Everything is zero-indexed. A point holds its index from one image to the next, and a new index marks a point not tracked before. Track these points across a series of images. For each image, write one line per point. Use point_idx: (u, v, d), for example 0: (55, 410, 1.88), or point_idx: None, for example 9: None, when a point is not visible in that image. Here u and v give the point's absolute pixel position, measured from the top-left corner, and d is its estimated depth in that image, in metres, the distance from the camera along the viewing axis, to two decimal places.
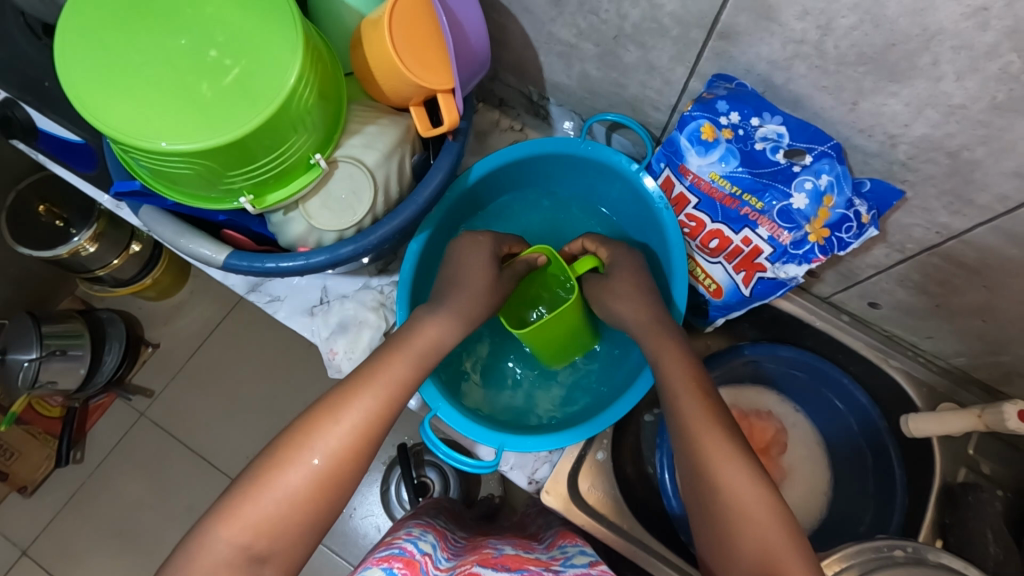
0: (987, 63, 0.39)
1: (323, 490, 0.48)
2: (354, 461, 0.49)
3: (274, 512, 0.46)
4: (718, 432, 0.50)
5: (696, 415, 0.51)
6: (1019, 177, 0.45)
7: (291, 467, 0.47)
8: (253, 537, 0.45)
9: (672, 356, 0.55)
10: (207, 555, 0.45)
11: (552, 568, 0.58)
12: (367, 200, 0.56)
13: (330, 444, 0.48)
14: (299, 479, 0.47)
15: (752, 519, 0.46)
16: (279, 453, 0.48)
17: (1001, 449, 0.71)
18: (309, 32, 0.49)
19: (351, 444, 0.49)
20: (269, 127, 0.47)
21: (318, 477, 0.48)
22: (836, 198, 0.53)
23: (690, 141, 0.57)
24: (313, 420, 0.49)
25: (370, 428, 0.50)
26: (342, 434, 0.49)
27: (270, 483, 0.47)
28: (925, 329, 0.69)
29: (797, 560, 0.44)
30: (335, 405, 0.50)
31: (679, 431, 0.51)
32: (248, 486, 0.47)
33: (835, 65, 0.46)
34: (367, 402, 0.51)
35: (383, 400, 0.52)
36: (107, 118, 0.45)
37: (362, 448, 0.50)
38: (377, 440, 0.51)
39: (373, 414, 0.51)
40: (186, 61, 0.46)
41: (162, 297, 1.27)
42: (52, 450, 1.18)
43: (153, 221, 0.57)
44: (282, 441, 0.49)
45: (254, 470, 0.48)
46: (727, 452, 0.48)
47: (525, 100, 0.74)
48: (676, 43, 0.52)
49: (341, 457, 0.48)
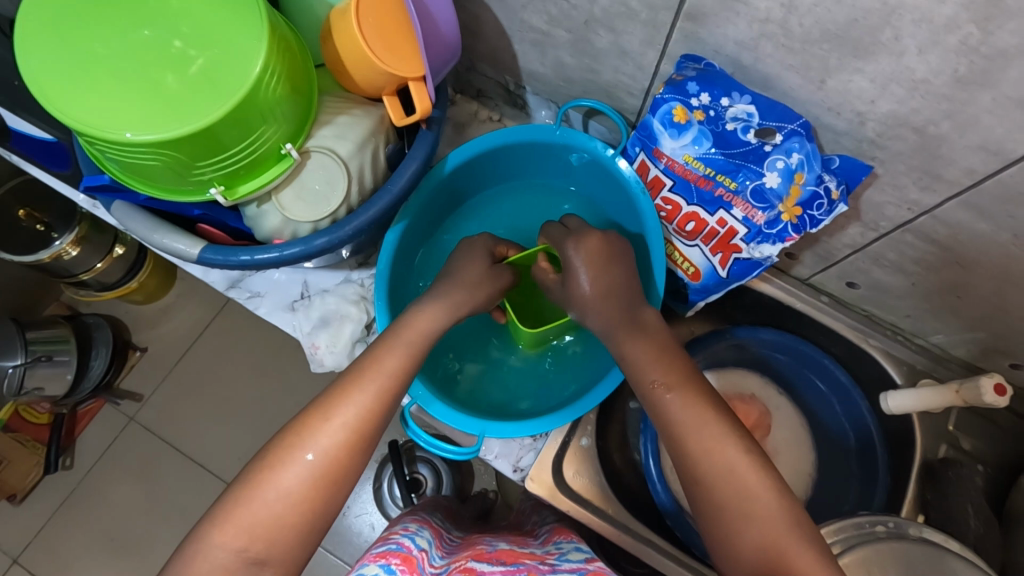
0: (947, 36, 0.39)
1: (321, 489, 0.46)
2: (350, 456, 0.47)
3: (272, 514, 0.44)
4: (713, 428, 0.49)
5: (689, 415, 0.49)
6: (985, 151, 0.46)
7: (286, 466, 0.46)
8: (250, 542, 0.44)
9: (655, 356, 0.54)
10: (204, 561, 0.43)
11: (547, 561, 0.59)
12: (340, 190, 0.56)
13: (325, 441, 0.46)
14: (294, 479, 0.45)
15: (756, 514, 0.46)
16: (274, 454, 0.46)
17: (979, 424, 0.72)
18: (275, 21, 0.49)
19: (345, 440, 0.47)
20: (238, 117, 0.47)
21: (315, 476, 0.46)
22: (806, 176, 0.53)
23: (663, 124, 0.58)
24: (306, 418, 0.48)
25: (363, 424, 0.48)
26: (336, 431, 0.47)
27: (266, 484, 0.45)
28: (902, 308, 0.70)
29: (799, 545, 0.44)
30: (327, 402, 0.49)
31: (670, 438, 0.50)
32: (243, 490, 0.45)
33: (800, 43, 0.46)
34: (361, 397, 0.49)
35: (375, 395, 0.50)
36: (70, 110, 0.44)
37: (358, 443, 0.48)
38: (373, 435, 0.49)
39: (366, 409, 0.49)
40: (148, 52, 0.46)
41: (148, 301, 1.27)
42: (40, 457, 1.17)
43: (126, 217, 0.57)
44: (276, 442, 0.47)
45: (250, 472, 0.46)
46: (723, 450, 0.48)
47: (502, 91, 0.74)
48: (645, 27, 0.52)
49: (338, 454, 0.47)
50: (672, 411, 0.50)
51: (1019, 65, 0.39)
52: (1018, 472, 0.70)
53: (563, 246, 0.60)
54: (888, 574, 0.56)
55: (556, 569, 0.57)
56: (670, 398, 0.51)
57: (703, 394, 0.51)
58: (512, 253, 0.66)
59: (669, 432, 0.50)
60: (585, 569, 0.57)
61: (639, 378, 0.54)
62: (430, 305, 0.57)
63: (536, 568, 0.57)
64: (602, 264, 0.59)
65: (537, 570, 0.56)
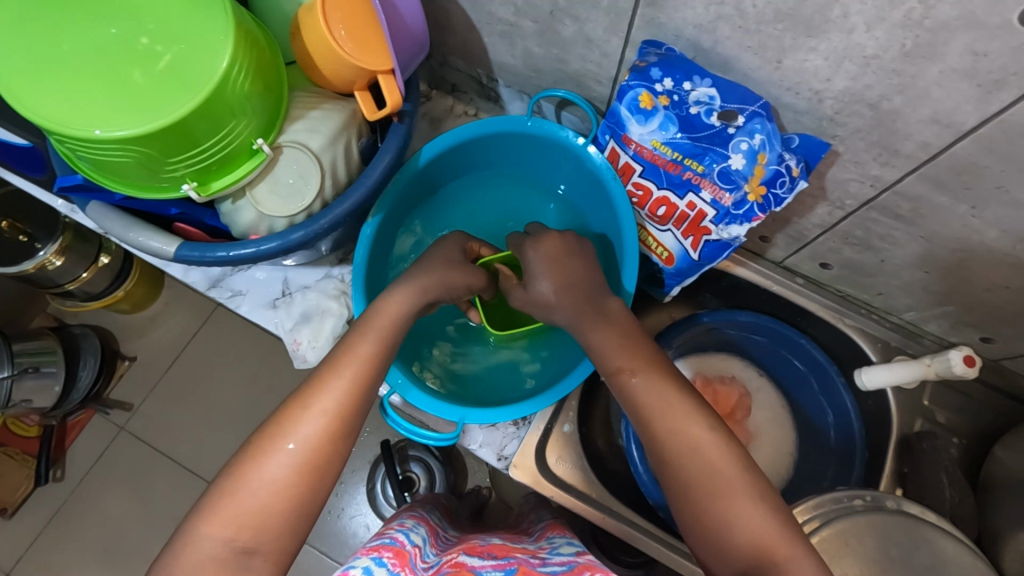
0: (891, 11, 0.41)
1: (305, 474, 0.46)
2: (331, 442, 0.47)
3: (257, 503, 0.44)
4: (689, 419, 0.49)
5: (664, 403, 0.50)
6: (937, 124, 0.47)
7: (268, 456, 0.46)
8: (237, 531, 0.44)
9: (619, 344, 0.55)
10: (193, 553, 0.43)
11: (539, 555, 0.57)
12: (314, 184, 0.56)
13: (305, 429, 0.47)
14: (278, 467, 0.45)
15: (731, 500, 0.46)
16: (256, 445, 0.47)
17: (953, 397, 0.74)
18: (242, 17, 0.50)
19: (325, 426, 0.47)
20: (207, 111, 0.48)
21: (299, 462, 0.46)
22: (768, 155, 0.54)
23: (630, 110, 0.59)
24: (286, 410, 0.48)
25: (343, 410, 0.49)
26: (316, 418, 0.47)
27: (251, 474, 0.45)
28: (875, 286, 0.71)
29: (770, 520, 0.45)
30: (305, 393, 0.49)
31: (644, 428, 0.50)
32: (228, 483, 0.45)
33: (755, 24, 0.47)
34: (337, 384, 0.50)
35: (354, 382, 0.50)
36: (38, 108, 0.45)
37: (338, 427, 0.48)
38: (354, 420, 0.49)
39: (346, 396, 0.49)
40: (114, 49, 0.46)
41: (135, 310, 1.27)
42: (30, 469, 1.16)
43: (101, 217, 0.57)
44: (258, 435, 0.47)
45: (233, 465, 0.46)
46: (701, 441, 0.48)
47: (475, 85, 0.75)
48: (607, 14, 0.53)
49: (319, 440, 0.47)
50: (646, 400, 0.50)
51: (961, 36, 0.40)
52: (994, 442, 0.72)
53: (523, 250, 0.64)
54: (865, 547, 0.56)
55: (547, 563, 0.55)
56: (637, 382, 0.51)
57: (673, 380, 0.51)
58: (484, 253, 0.69)
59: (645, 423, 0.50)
60: (576, 562, 0.54)
61: (608, 363, 0.54)
62: (408, 295, 0.58)
63: (527, 560, 0.55)
64: (564, 257, 0.62)
65: (529, 563, 0.54)
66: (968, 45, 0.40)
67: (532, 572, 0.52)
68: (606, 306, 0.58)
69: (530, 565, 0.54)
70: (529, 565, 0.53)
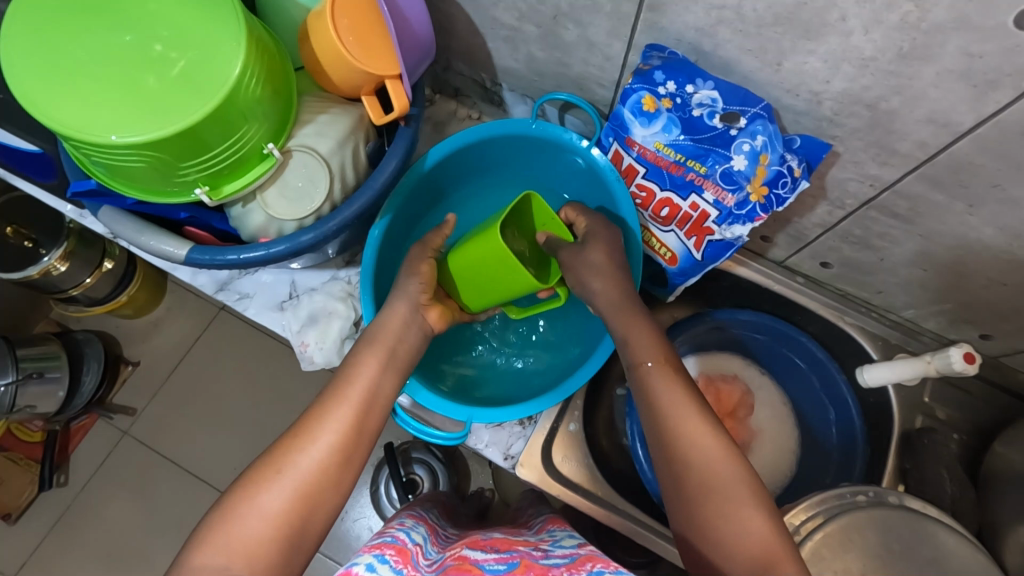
0: (888, 14, 0.42)
1: (301, 506, 0.47)
2: (327, 472, 0.49)
3: (250, 534, 0.45)
4: (699, 430, 0.50)
5: (677, 408, 0.51)
6: (934, 123, 0.48)
7: (266, 488, 0.47)
8: (230, 559, 0.44)
9: (652, 341, 0.56)
10: None
11: (541, 549, 0.58)
12: (323, 187, 0.57)
13: (304, 460, 0.48)
14: (275, 498, 0.47)
15: (736, 508, 0.46)
16: (256, 475, 0.48)
17: (952, 393, 0.75)
18: (253, 24, 0.51)
19: (324, 456, 0.49)
20: (219, 117, 0.48)
21: (296, 493, 0.47)
22: (771, 156, 0.55)
23: (633, 113, 0.60)
24: (288, 441, 0.50)
25: (343, 441, 0.50)
26: (315, 449, 0.49)
27: (246, 504, 0.46)
28: (875, 284, 0.72)
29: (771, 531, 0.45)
30: (307, 424, 0.51)
31: (658, 432, 0.51)
32: (223, 513, 0.46)
33: (755, 28, 0.48)
34: (338, 417, 0.51)
35: (356, 415, 0.52)
36: (54, 114, 0.46)
37: (340, 456, 0.50)
38: (353, 451, 0.51)
39: (346, 427, 0.51)
40: (129, 56, 0.47)
41: (138, 315, 1.27)
42: (34, 475, 1.17)
43: (111, 221, 0.58)
44: (258, 464, 0.49)
45: (231, 496, 0.47)
46: (710, 448, 0.49)
47: (479, 88, 0.76)
48: (610, 18, 0.54)
49: (317, 472, 0.48)
50: (660, 404, 0.52)
51: (956, 39, 0.41)
52: (994, 438, 0.73)
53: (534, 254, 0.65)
54: (867, 541, 0.57)
55: (549, 554, 0.55)
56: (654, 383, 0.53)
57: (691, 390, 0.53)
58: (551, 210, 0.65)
59: (659, 425, 0.51)
60: (578, 552, 0.55)
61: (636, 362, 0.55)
62: None
63: (529, 553, 0.55)
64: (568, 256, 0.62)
65: (531, 556, 0.54)
66: (963, 47, 0.41)
67: (535, 563, 0.52)
68: (612, 309, 0.60)
69: (533, 558, 0.54)
70: (531, 558, 0.53)
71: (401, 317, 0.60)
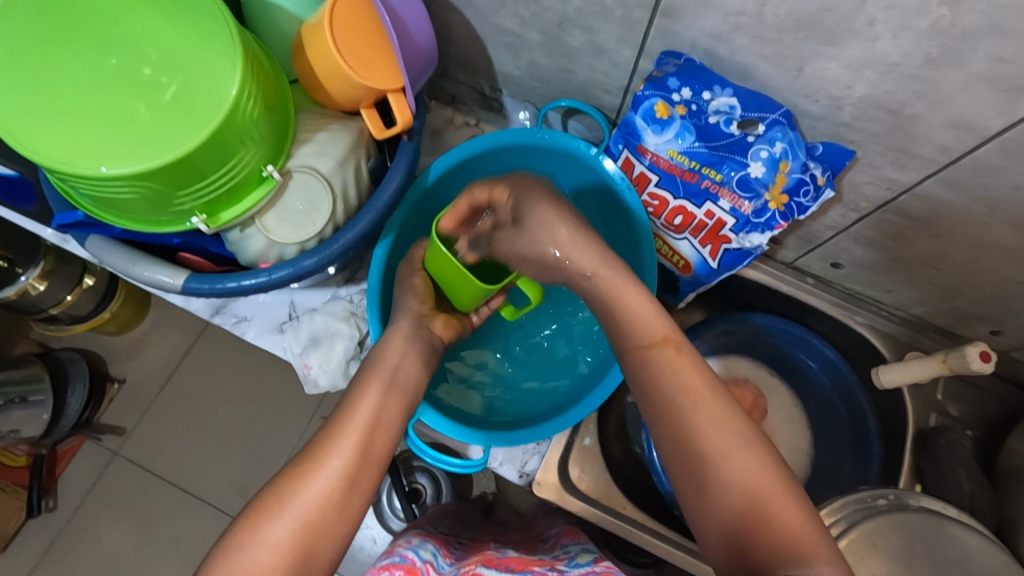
0: (918, 20, 0.40)
1: (306, 537, 0.45)
2: (332, 502, 0.46)
3: (251, 566, 0.43)
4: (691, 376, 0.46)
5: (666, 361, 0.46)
6: (958, 128, 0.47)
7: (269, 518, 0.45)
8: None
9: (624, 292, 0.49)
10: None
11: (556, 568, 0.54)
12: (325, 209, 0.54)
13: (312, 489, 0.46)
14: (278, 528, 0.44)
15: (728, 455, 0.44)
16: (259, 505, 0.46)
17: (962, 389, 0.75)
18: (246, 41, 0.48)
19: (331, 486, 0.46)
20: (216, 141, 0.45)
21: (299, 523, 0.45)
22: (791, 164, 0.54)
23: (645, 120, 0.58)
24: (294, 468, 0.47)
25: (353, 468, 0.48)
26: (324, 476, 0.47)
27: (249, 535, 0.44)
28: (885, 284, 0.71)
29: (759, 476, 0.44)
30: (315, 451, 0.48)
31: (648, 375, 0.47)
32: (227, 546, 0.44)
33: (775, 33, 0.46)
34: (346, 443, 0.49)
35: (365, 440, 0.49)
36: (40, 147, 0.43)
37: (348, 483, 0.47)
38: (364, 478, 0.48)
39: (356, 453, 0.48)
40: (118, 81, 0.44)
41: (122, 331, 1.23)
42: (22, 501, 1.12)
43: (102, 252, 0.54)
44: (260, 494, 0.46)
45: (237, 526, 0.45)
46: (708, 416, 0.45)
47: (476, 95, 0.73)
48: (620, 25, 0.52)
49: (322, 501, 0.46)
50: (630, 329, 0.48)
51: (987, 44, 0.40)
52: (1003, 434, 0.73)
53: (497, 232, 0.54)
54: (891, 546, 0.55)
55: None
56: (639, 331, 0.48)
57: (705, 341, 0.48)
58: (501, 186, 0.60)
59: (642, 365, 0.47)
60: (594, 573, 0.52)
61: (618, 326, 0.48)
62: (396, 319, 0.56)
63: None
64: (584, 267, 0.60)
65: None
66: (994, 52, 0.40)
67: None
68: None
69: None
70: None
71: (410, 339, 0.57)
